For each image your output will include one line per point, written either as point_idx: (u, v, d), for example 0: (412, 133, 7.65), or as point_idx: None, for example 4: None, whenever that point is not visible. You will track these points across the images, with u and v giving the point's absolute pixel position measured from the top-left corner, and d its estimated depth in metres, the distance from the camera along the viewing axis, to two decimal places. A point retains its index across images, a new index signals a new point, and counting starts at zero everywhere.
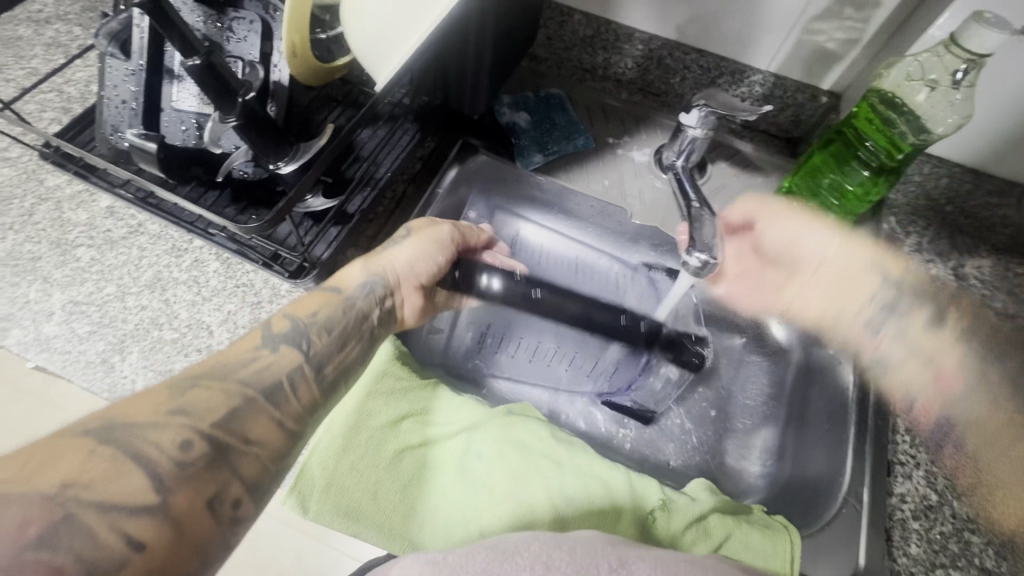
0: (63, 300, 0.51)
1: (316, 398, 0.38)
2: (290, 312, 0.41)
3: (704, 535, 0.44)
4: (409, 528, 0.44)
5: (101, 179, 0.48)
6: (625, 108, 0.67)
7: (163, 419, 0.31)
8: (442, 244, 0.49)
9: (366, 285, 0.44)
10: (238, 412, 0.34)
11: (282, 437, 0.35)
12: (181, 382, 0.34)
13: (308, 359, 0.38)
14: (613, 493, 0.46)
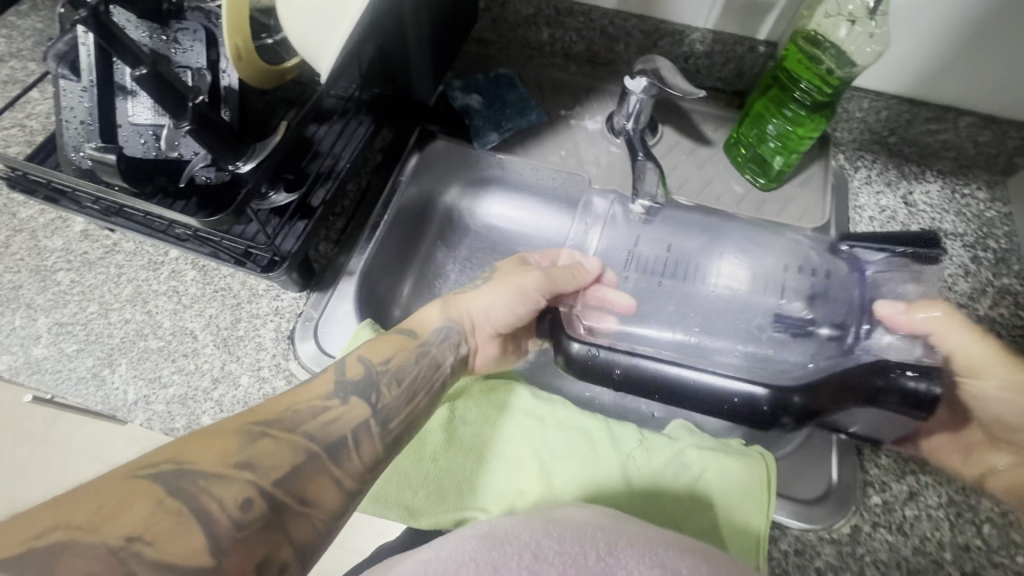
0: (48, 323, 0.53)
1: (378, 455, 0.40)
2: (364, 355, 0.44)
3: (682, 469, 0.47)
4: (403, 496, 0.45)
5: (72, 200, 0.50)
6: (575, 82, 0.69)
7: (228, 472, 0.33)
8: (527, 295, 0.52)
9: (442, 329, 0.48)
10: (301, 469, 0.36)
11: (339, 496, 0.37)
12: (251, 431, 0.35)
13: (377, 412, 0.41)
14: (594, 441, 0.48)
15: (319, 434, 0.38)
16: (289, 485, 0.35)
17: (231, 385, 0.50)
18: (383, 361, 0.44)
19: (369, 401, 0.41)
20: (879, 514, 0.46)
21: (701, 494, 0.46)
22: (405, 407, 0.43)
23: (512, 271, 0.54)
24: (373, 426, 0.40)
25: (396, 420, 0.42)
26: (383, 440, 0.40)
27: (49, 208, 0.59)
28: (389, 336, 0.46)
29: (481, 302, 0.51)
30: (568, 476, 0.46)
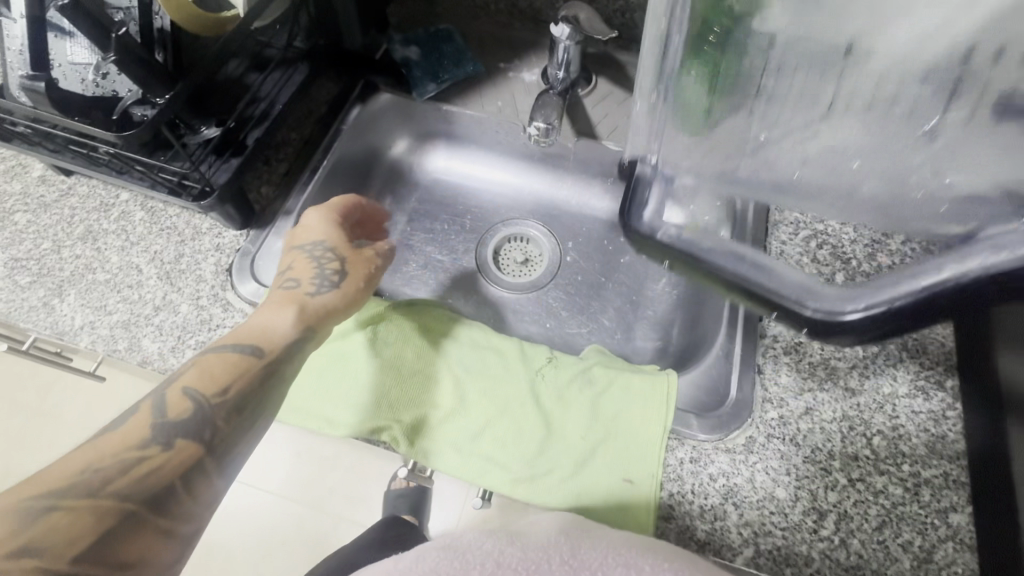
0: (4, 259, 0.57)
1: (205, 495, 0.43)
2: (193, 389, 0.45)
3: (587, 383, 0.50)
4: (324, 408, 0.49)
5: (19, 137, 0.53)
6: (514, 36, 0.70)
7: (14, 563, 0.36)
8: (367, 281, 0.54)
9: (291, 342, 0.48)
10: (112, 531, 0.39)
11: (169, 541, 0.41)
12: (34, 507, 0.38)
13: (203, 453, 0.43)
14: (505, 359, 0.51)
15: (124, 491, 0.40)
16: (94, 558, 0.38)
17: (172, 311, 0.54)
18: (218, 394, 0.45)
19: (201, 436, 0.43)
20: (773, 427, 0.49)
21: (602, 406, 0.49)
22: (242, 432, 0.45)
23: (357, 258, 0.54)
24: (206, 463, 0.43)
25: (235, 446, 0.45)
26: (213, 475, 0.44)
27: (10, 156, 0.63)
28: (222, 357, 0.46)
29: (328, 302, 0.51)
30: (478, 388, 0.50)
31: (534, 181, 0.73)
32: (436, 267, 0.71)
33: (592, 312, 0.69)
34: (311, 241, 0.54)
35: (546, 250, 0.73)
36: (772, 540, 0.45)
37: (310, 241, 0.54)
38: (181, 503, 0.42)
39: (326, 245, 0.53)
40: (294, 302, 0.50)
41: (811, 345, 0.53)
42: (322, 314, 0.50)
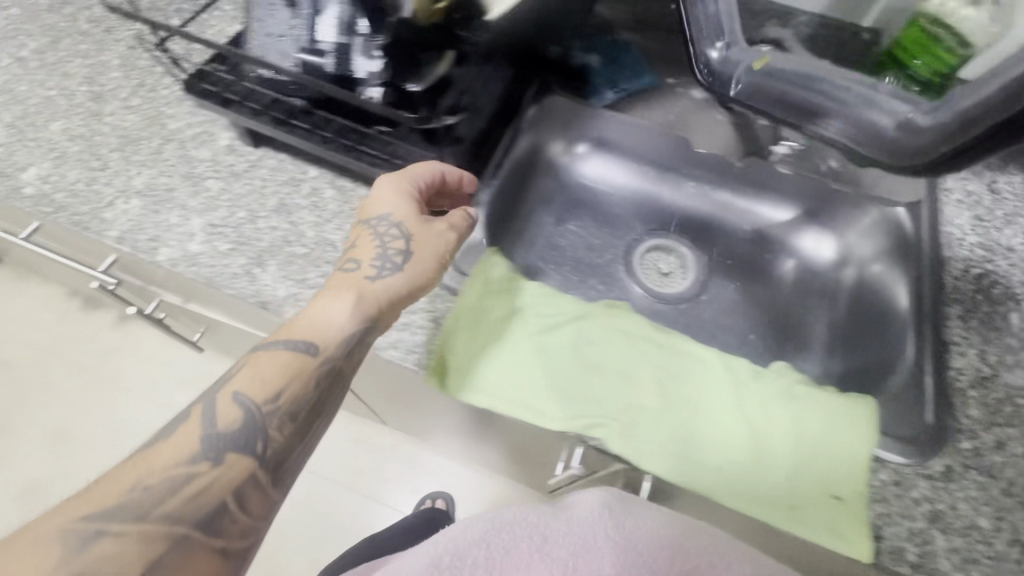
0: (201, 224, 0.57)
1: (261, 509, 0.45)
2: (248, 397, 0.45)
3: (791, 399, 0.50)
4: (535, 401, 0.50)
5: (245, 106, 0.55)
6: (683, 52, 0.73)
7: None
8: (436, 257, 0.50)
9: (346, 339, 0.47)
10: (167, 554, 0.41)
11: (223, 559, 0.43)
12: (85, 531, 0.40)
13: (259, 465, 0.44)
14: (708, 368, 0.51)
15: (176, 511, 0.41)
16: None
17: None
18: (270, 400, 0.45)
19: (252, 449, 0.44)
20: (969, 458, 0.50)
21: (806, 423, 0.49)
22: (296, 437, 0.46)
23: (423, 233, 0.50)
24: (259, 475, 0.44)
25: (286, 458, 0.45)
26: (270, 486, 0.45)
27: (196, 123, 0.64)
28: (272, 359, 0.46)
29: (391, 286, 0.48)
30: (683, 395, 0.50)
31: (680, 184, 0.76)
32: (586, 272, 0.72)
33: (740, 328, 0.70)
34: (379, 216, 0.50)
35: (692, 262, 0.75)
36: (981, 568, 0.46)
37: (376, 215, 0.50)
38: (231, 521, 0.43)
39: (393, 220, 0.50)
40: (352, 291, 0.48)
41: (996, 381, 0.53)
42: (381, 304, 0.48)
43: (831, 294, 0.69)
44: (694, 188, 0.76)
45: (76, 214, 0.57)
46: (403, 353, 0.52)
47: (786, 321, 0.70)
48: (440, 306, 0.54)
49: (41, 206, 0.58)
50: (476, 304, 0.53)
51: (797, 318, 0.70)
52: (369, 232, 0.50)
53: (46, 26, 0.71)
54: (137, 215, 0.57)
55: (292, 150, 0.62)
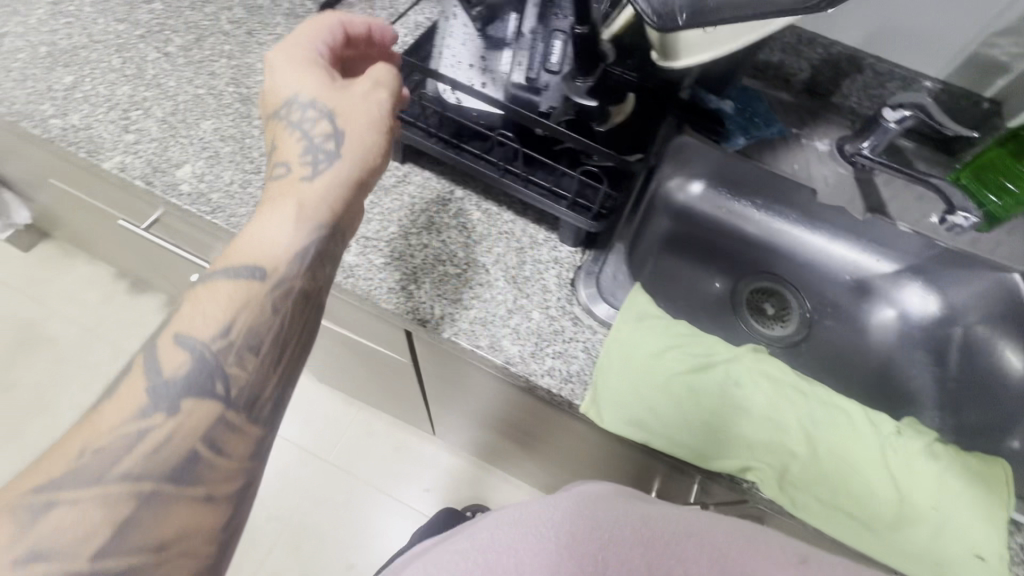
0: (356, 236, 0.59)
1: (247, 445, 0.44)
2: (185, 334, 0.44)
3: (933, 456, 0.52)
4: (689, 438, 0.51)
5: (418, 125, 0.57)
6: (800, 104, 0.78)
7: (60, 549, 0.37)
8: (374, 126, 0.49)
9: (297, 256, 0.47)
10: (142, 515, 0.39)
11: (221, 497, 0.42)
12: (32, 506, 0.37)
13: (228, 404, 0.43)
14: (854, 420, 0.53)
15: (139, 469, 0.40)
16: (122, 548, 0.38)
17: (524, 316, 0.56)
18: (225, 332, 0.44)
19: (213, 391, 0.43)
20: None
21: (947, 481, 0.51)
22: (273, 365, 0.46)
23: (343, 108, 0.49)
24: (230, 415, 0.44)
25: (262, 393, 0.45)
26: (245, 413, 0.44)
27: None
28: (219, 293, 0.45)
29: (329, 188, 0.47)
30: (831, 442, 0.52)
31: (782, 222, 0.80)
32: (695, 308, 0.75)
33: (844, 374, 0.72)
34: (289, 101, 0.49)
35: (794, 304, 0.77)
36: None
37: (287, 104, 0.49)
38: (212, 466, 0.42)
39: (311, 104, 0.49)
40: (287, 196, 0.47)
41: None
42: (330, 208, 0.48)
43: (934, 350, 0.72)
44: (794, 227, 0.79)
45: (234, 216, 0.58)
46: (558, 381, 0.53)
47: (891, 371, 0.72)
48: (593, 336, 0.56)
49: (199, 205, 0.59)
50: (630, 339, 0.54)
51: (901, 368, 0.72)
52: (290, 132, 0.49)
53: (190, 23, 0.72)
54: None
55: (439, 168, 0.64)
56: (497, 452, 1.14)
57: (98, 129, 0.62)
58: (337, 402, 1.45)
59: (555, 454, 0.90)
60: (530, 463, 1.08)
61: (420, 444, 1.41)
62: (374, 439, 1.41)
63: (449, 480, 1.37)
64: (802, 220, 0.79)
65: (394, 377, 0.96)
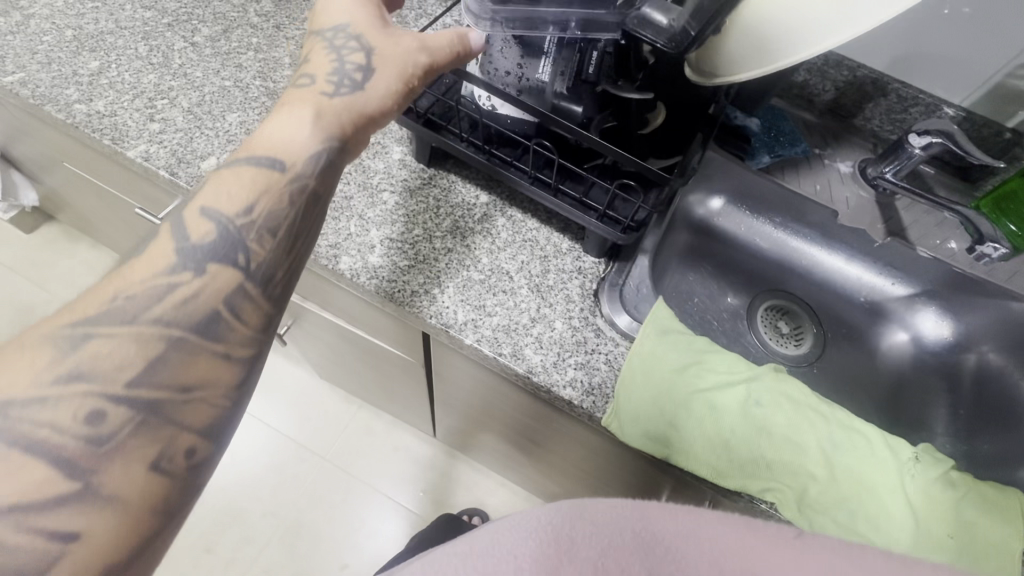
0: (380, 237, 0.58)
1: (262, 315, 0.43)
2: (214, 208, 0.43)
3: (951, 485, 0.52)
4: (709, 455, 0.51)
5: (451, 131, 0.57)
6: (822, 125, 0.79)
7: (70, 390, 0.36)
8: (397, 73, 0.48)
9: (315, 154, 0.45)
10: (163, 358, 0.39)
11: (228, 366, 0.41)
12: (69, 337, 0.37)
13: (248, 276, 0.42)
14: (873, 445, 0.53)
15: (167, 317, 0.39)
16: (150, 381, 0.38)
17: (548, 326, 0.56)
18: (244, 213, 0.43)
19: (236, 262, 0.42)
20: None
21: (966, 512, 0.50)
22: (285, 253, 0.44)
23: (382, 37, 0.49)
24: (249, 286, 0.42)
25: (277, 272, 0.44)
26: (265, 297, 0.43)
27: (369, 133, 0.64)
28: (240, 174, 0.44)
29: (350, 104, 0.47)
30: (850, 467, 0.51)
31: (799, 242, 0.80)
32: (711, 324, 0.75)
33: (858, 396, 0.72)
34: (334, 27, 0.49)
35: (808, 324, 0.78)
36: None
37: (330, 28, 0.49)
38: (230, 327, 0.41)
39: (354, 35, 0.49)
40: (312, 103, 0.47)
41: None
42: (349, 123, 0.47)
43: (949, 378, 0.73)
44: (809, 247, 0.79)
45: None
46: (580, 393, 0.53)
47: (904, 394, 0.73)
48: (615, 349, 0.55)
49: None
50: (650, 354, 0.54)
51: (914, 393, 0.73)
52: (324, 49, 0.49)
53: (217, 13, 0.71)
54: None
55: (466, 173, 0.63)
56: (500, 458, 1.13)
57: (124, 117, 0.62)
58: (338, 400, 1.44)
59: (562, 464, 0.89)
60: (533, 471, 1.07)
61: (420, 446, 1.40)
62: (374, 437, 1.40)
63: (448, 483, 1.36)
64: (819, 241, 0.79)
65: (402, 378, 0.95)
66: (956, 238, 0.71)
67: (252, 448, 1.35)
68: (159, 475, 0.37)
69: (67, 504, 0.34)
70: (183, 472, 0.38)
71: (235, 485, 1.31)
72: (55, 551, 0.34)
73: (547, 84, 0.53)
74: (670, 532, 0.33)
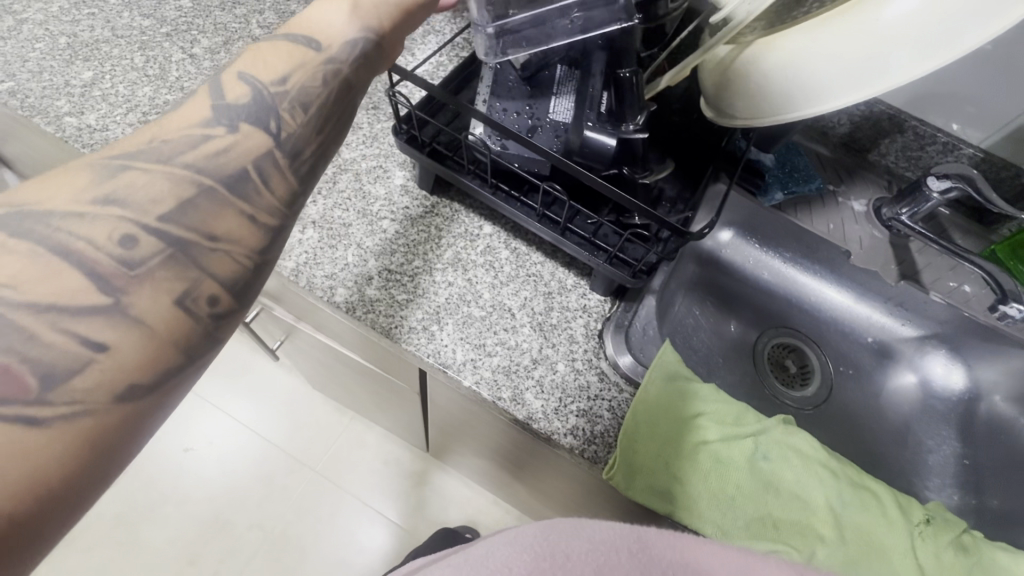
0: (378, 267, 0.56)
1: (292, 189, 0.38)
2: (251, 74, 0.39)
3: (964, 550, 0.50)
4: (716, 514, 0.48)
5: (453, 166, 0.55)
6: (835, 160, 0.77)
7: (96, 210, 0.31)
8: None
9: (354, 39, 0.41)
10: (194, 203, 0.34)
11: (253, 231, 0.35)
12: (107, 165, 0.33)
13: (280, 144, 0.38)
14: (883, 505, 0.51)
15: (204, 164, 0.35)
16: (181, 222, 0.33)
17: (549, 368, 0.54)
18: (278, 82, 0.39)
19: (268, 128, 0.38)
20: None
21: None
22: (316, 136, 0.40)
23: None
24: (278, 153, 0.37)
25: (306, 149, 0.39)
26: (294, 173, 0.38)
27: (371, 157, 0.62)
28: (278, 46, 0.40)
29: None
30: (860, 528, 0.49)
31: (808, 280, 0.78)
32: (717, 360, 0.73)
33: (866, 439, 0.70)
34: None
35: (815, 363, 0.76)
36: None
37: None
38: (257, 190, 0.36)
39: None
40: None
41: None
42: (382, 16, 0.42)
43: (958, 426, 0.71)
44: (819, 286, 0.78)
45: None
46: (581, 441, 0.51)
47: (913, 440, 0.70)
48: (619, 396, 0.53)
49: None
50: (656, 403, 0.51)
51: (921, 438, 0.71)
52: None
53: (218, 23, 0.68)
54: (313, 248, 0.56)
55: (470, 202, 0.61)
56: (493, 482, 1.10)
57: (115, 131, 0.60)
58: (330, 410, 1.41)
59: (556, 497, 0.87)
60: (526, 498, 1.05)
61: (411, 461, 1.37)
62: (366, 450, 1.38)
63: (439, 500, 1.34)
64: (830, 279, 0.77)
65: (396, 401, 0.92)
66: (971, 283, 0.69)
67: (241, 457, 1.33)
68: (189, 316, 0.32)
69: (92, 317, 0.29)
70: (208, 321, 0.33)
71: (222, 494, 1.28)
72: (85, 356, 0.29)
73: (563, 125, 0.50)
74: (659, 550, 0.37)
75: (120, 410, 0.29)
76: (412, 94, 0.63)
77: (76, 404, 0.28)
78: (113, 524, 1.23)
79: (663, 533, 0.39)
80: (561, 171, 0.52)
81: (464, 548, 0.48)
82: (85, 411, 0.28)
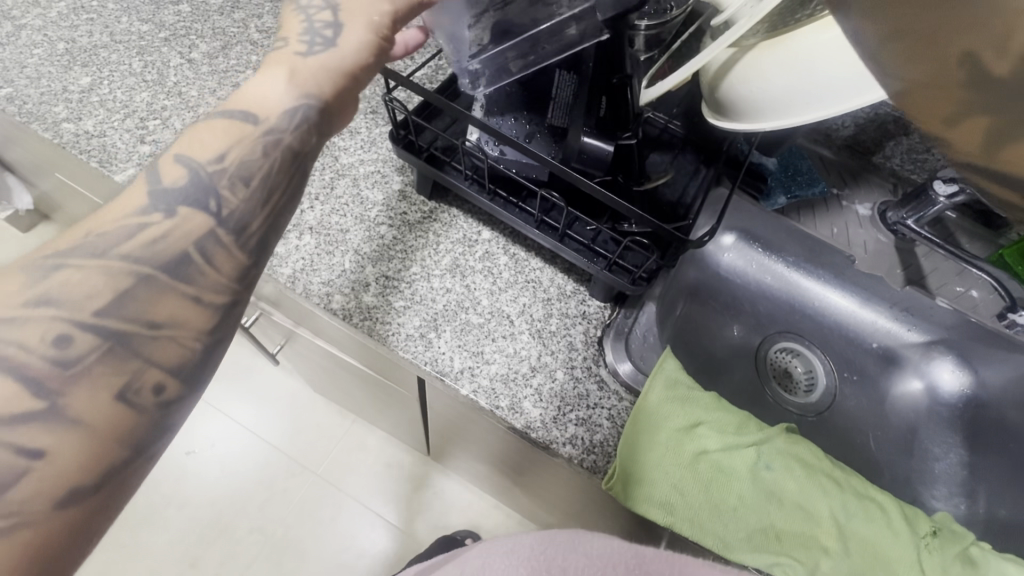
0: (375, 274, 0.56)
1: (242, 264, 0.38)
2: (189, 155, 0.38)
3: (971, 563, 0.49)
4: (717, 526, 0.47)
5: (447, 172, 0.54)
6: (840, 162, 0.76)
7: (27, 313, 0.31)
8: (372, 28, 0.41)
9: (292, 109, 0.40)
10: (129, 291, 0.34)
11: (201, 310, 0.36)
12: (40, 265, 0.33)
13: (220, 223, 0.37)
14: (889, 516, 0.50)
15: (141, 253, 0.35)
16: (119, 313, 0.33)
17: (548, 376, 0.53)
18: (215, 160, 0.38)
19: (207, 208, 0.37)
20: None
21: None
22: (261, 207, 0.38)
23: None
24: (220, 232, 0.37)
25: (253, 221, 0.38)
26: (243, 249, 0.38)
27: (369, 161, 0.62)
28: (213, 124, 0.38)
29: (329, 60, 0.40)
30: (865, 539, 0.48)
31: (812, 284, 0.77)
32: (718, 366, 0.72)
33: (871, 448, 0.69)
34: None
35: (820, 369, 0.75)
36: None
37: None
38: (201, 271, 0.36)
39: None
40: (285, 62, 0.41)
41: None
42: (322, 85, 0.40)
43: (966, 433, 0.70)
44: (824, 290, 0.76)
45: None
46: (580, 451, 0.51)
47: (919, 448, 0.69)
48: (618, 404, 0.53)
49: None
50: (657, 411, 0.51)
51: (927, 445, 0.70)
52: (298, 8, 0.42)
53: (216, 27, 0.68)
54: (311, 254, 0.56)
55: (468, 207, 0.60)
56: (494, 487, 1.09)
57: (112, 137, 0.59)
58: (331, 413, 1.41)
59: (557, 502, 0.86)
60: (527, 503, 1.04)
61: (412, 464, 1.37)
62: (367, 454, 1.37)
63: (440, 504, 1.33)
64: (835, 283, 0.76)
65: (396, 405, 0.92)
66: (979, 288, 0.67)
67: (242, 461, 1.32)
68: (134, 410, 0.33)
69: (32, 422, 0.30)
70: (154, 409, 0.34)
71: (223, 498, 1.28)
72: (21, 467, 0.30)
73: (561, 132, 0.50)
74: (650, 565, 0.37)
75: (60, 516, 0.30)
76: (409, 99, 0.63)
77: (14, 516, 0.29)
78: (115, 529, 1.23)
79: (662, 554, 0.39)
80: (560, 178, 0.52)
81: (454, 558, 0.47)
82: (26, 523, 0.29)
